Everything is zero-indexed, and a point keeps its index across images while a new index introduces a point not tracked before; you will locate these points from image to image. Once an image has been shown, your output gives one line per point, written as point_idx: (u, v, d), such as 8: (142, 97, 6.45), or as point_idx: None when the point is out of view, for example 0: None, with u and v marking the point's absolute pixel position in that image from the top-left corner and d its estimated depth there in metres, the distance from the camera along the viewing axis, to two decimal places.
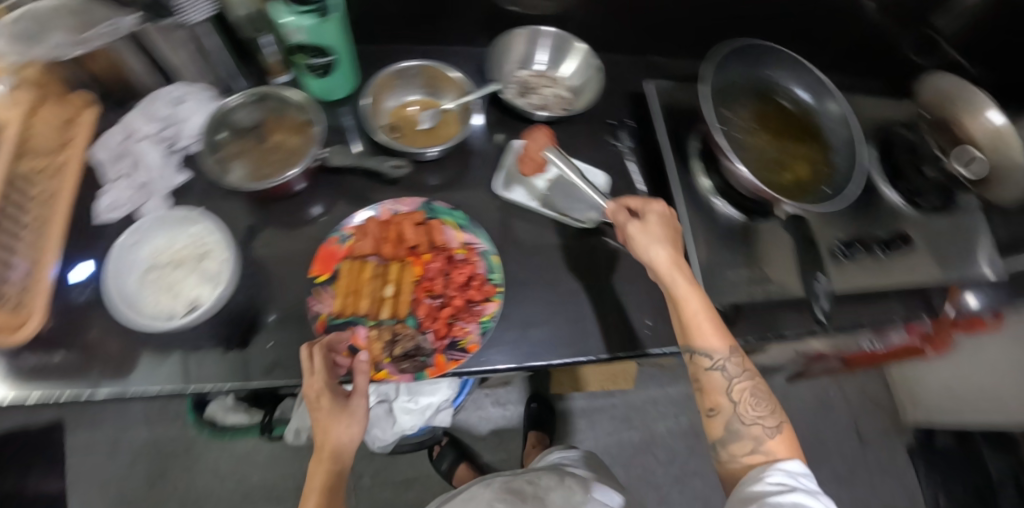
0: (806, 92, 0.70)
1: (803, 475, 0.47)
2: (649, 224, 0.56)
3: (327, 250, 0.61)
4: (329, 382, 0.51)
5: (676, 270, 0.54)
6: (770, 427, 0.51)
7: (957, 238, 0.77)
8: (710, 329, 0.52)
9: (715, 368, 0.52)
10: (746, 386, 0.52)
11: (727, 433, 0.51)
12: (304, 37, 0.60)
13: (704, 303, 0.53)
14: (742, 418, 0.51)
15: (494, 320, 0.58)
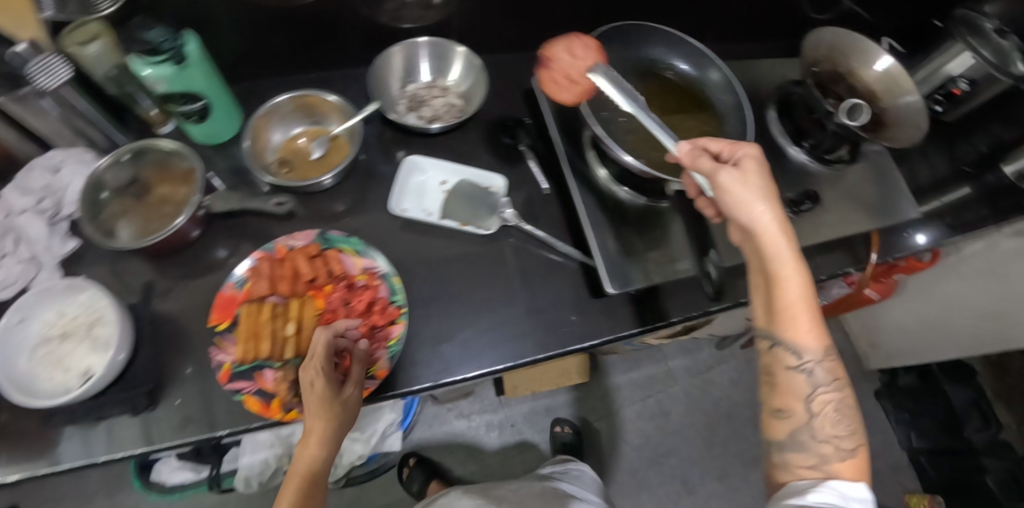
0: (687, 63, 0.70)
1: (859, 503, 0.41)
2: (751, 179, 0.48)
3: (225, 297, 0.60)
4: (330, 388, 0.48)
5: (784, 232, 0.46)
6: (847, 449, 0.44)
7: (878, 188, 0.82)
8: (806, 314, 0.46)
9: (800, 369, 0.46)
10: (830, 399, 0.46)
11: (789, 439, 0.46)
12: (170, 85, 0.59)
13: (808, 284, 0.46)
14: (814, 432, 0.45)
15: (400, 342, 0.58)
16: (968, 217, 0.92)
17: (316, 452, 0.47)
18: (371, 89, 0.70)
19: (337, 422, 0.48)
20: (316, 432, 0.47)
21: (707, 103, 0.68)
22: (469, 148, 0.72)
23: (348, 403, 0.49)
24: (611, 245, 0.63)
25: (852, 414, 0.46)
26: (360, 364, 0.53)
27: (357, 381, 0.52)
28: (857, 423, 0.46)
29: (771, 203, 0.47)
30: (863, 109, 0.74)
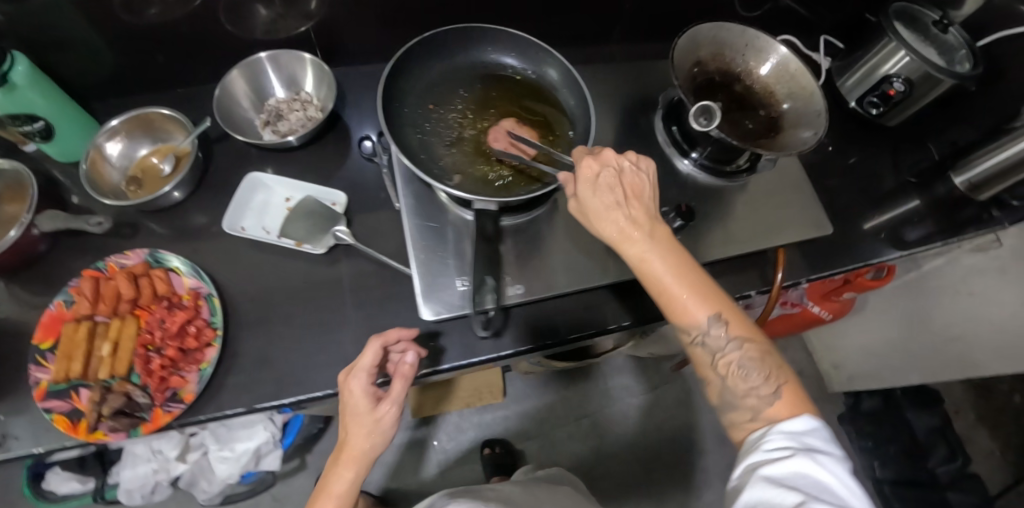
0: (516, 55, 0.61)
1: (810, 435, 0.39)
2: (593, 194, 0.48)
3: (52, 315, 0.59)
4: (366, 408, 0.49)
5: (632, 234, 0.46)
6: (767, 396, 0.42)
7: (796, 194, 0.74)
8: (686, 298, 0.45)
9: (694, 344, 0.45)
10: (732, 359, 0.44)
11: (724, 404, 0.44)
12: (3, 107, 0.58)
13: (672, 268, 0.46)
14: (731, 390, 0.44)
15: (212, 366, 0.58)
16: (909, 234, 0.83)
17: (352, 470, 0.50)
18: (216, 110, 0.67)
19: (369, 438, 0.49)
20: (354, 446, 0.49)
21: (549, 100, 0.61)
22: (326, 166, 0.71)
23: (382, 420, 0.49)
24: (439, 269, 0.58)
25: (764, 359, 0.44)
26: (400, 380, 0.50)
27: (397, 397, 0.50)
28: (773, 363, 0.44)
29: (615, 208, 0.47)
30: (715, 113, 0.65)
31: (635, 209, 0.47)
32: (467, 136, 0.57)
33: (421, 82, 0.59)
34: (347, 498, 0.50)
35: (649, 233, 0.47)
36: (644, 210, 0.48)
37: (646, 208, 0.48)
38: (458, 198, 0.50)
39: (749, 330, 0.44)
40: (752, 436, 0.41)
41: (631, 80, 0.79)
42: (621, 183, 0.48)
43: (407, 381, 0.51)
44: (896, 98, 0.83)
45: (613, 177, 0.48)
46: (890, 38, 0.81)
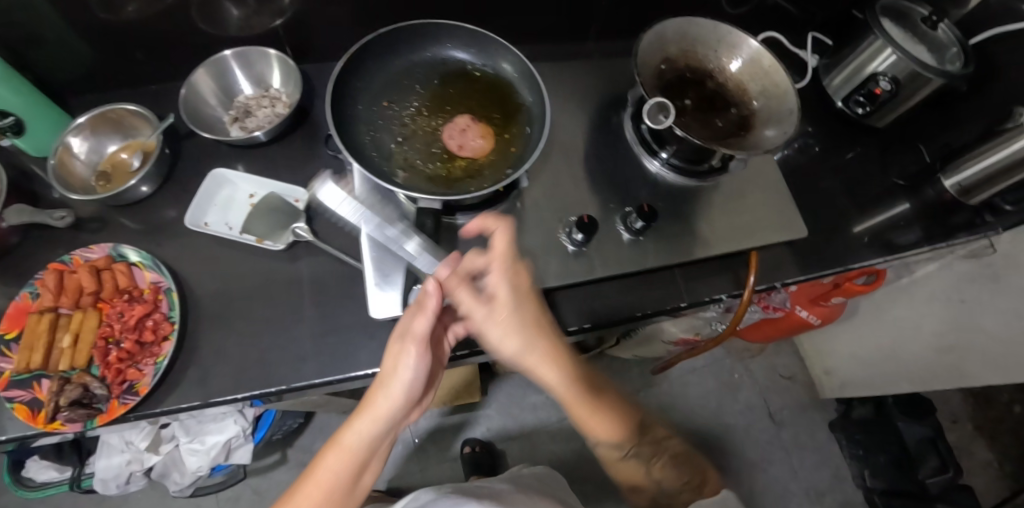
0: (471, 50, 0.63)
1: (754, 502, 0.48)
2: (496, 317, 0.51)
3: (17, 307, 0.61)
4: (395, 341, 0.50)
5: (538, 351, 0.52)
6: (666, 479, 0.54)
7: (771, 193, 0.72)
8: (585, 405, 0.54)
9: (626, 457, 0.55)
10: (660, 461, 0.55)
11: (655, 501, 0.54)
12: None
13: (572, 379, 0.53)
14: (660, 486, 0.54)
15: (167, 359, 0.58)
16: (895, 240, 0.80)
17: (366, 423, 0.49)
18: (183, 105, 0.68)
19: (387, 384, 0.49)
20: (378, 388, 0.50)
21: (505, 94, 0.62)
22: (290, 162, 0.71)
23: (400, 362, 0.49)
24: (393, 267, 0.58)
25: (658, 448, 0.56)
26: (422, 316, 0.48)
27: (417, 337, 0.48)
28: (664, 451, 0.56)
29: (517, 328, 0.51)
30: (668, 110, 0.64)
31: (536, 334, 0.52)
32: (423, 132, 0.59)
33: (379, 79, 0.60)
34: (357, 453, 0.49)
35: (551, 350, 0.53)
36: (544, 325, 0.53)
37: (545, 323, 0.53)
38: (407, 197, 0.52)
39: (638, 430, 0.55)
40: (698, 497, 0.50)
41: (605, 78, 0.78)
42: (519, 303, 0.52)
43: (428, 320, 0.48)
44: (882, 98, 0.80)
45: (499, 280, 0.51)
46: (878, 36, 0.77)
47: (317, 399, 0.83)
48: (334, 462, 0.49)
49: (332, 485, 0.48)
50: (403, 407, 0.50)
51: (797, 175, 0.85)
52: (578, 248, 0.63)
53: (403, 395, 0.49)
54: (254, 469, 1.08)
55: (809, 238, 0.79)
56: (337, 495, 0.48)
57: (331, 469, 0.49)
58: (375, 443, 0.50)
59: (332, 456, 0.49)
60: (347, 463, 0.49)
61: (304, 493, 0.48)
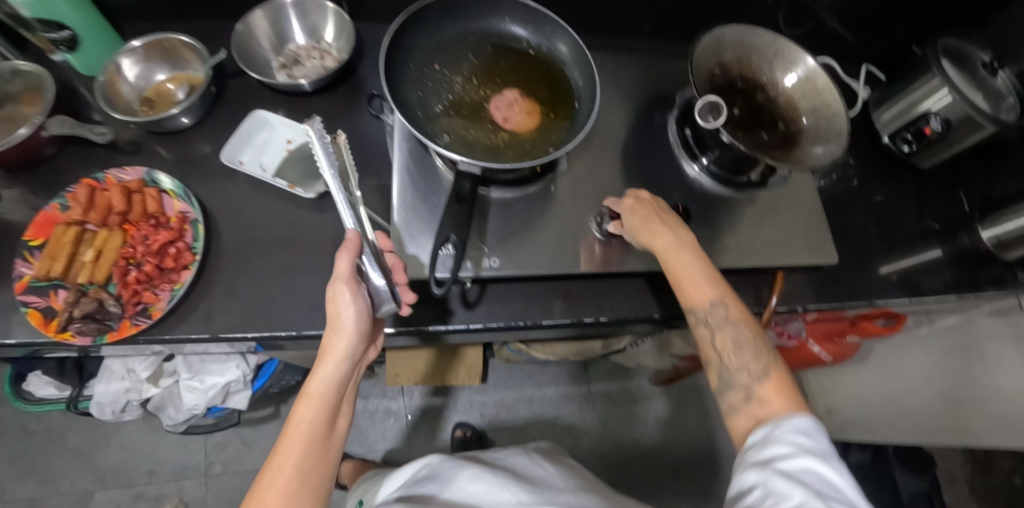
0: (528, 27, 0.62)
1: (815, 432, 0.41)
2: (630, 214, 0.56)
3: (46, 216, 0.61)
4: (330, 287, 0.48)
5: (657, 236, 0.53)
6: (757, 375, 0.47)
7: (806, 215, 0.70)
8: (695, 283, 0.51)
9: (700, 325, 0.50)
10: (728, 338, 0.48)
11: (720, 384, 0.48)
12: (34, 12, 0.59)
13: (696, 257, 0.52)
14: (727, 367, 0.48)
15: (184, 287, 0.58)
16: (924, 283, 0.78)
17: (327, 368, 0.47)
18: (235, 44, 0.68)
19: (334, 327, 0.47)
20: (328, 332, 0.48)
21: (555, 75, 0.62)
22: (330, 115, 0.72)
23: (338, 300, 0.47)
24: (418, 229, 0.57)
25: (756, 343, 0.48)
26: (346, 256, 0.46)
27: (346, 275, 0.46)
28: (763, 346, 0.48)
29: (645, 219, 0.55)
30: (722, 109, 0.62)
31: (665, 222, 0.54)
32: (470, 100, 0.59)
33: (432, 41, 0.61)
34: (326, 400, 0.46)
35: (674, 235, 0.53)
36: (665, 216, 0.55)
37: (670, 217, 0.55)
38: (445, 157, 0.51)
39: (746, 315, 0.49)
40: (752, 433, 0.44)
41: (654, 77, 0.77)
42: (653, 211, 0.56)
43: (352, 255, 0.46)
44: (930, 137, 0.78)
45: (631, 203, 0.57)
46: (936, 74, 0.74)
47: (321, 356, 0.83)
48: (306, 414, 0.45)
49: (313, 432, 0.45)
50: (359, 343, 0.48)
51: (832, 205, 0.84)
52: (606, 238, 0.62)
53: (354, 329, 0.48)
54: (247, 420, 1.10)
55: (836, 268, 0.77)
56: (318, 445, 0.45)
57: (304, 421, 0.45)
58: (341, 386, 0.48)
59: (300, 410, 0.45)
60: (319, 412, 0.46)
61: (287, 445, 0.44)
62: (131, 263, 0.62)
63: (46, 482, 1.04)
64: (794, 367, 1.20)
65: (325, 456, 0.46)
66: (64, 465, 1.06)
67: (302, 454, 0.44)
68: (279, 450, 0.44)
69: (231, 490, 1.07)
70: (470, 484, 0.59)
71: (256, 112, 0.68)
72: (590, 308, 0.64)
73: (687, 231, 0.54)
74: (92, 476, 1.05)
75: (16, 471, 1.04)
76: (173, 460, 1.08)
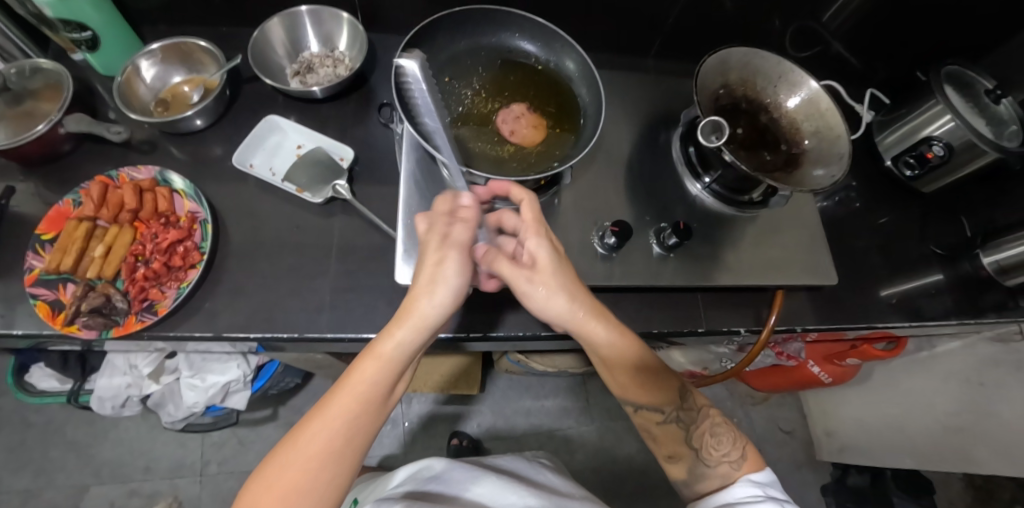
0: (536, 43, 0.64)
1: (772, 485, 0.50)
2: (549, 284, 0.52)
3: (59, 211, 0.63)
4: (433, 248, 0.50)
5: (582, 313, 0.53)
6: (736, 461, 0.51)
7: (807, 236, 0.71)
8: (653, 380, 0.55)
9: (670, 419, 0.55)
10: (704, 429, 0.54)
11: (693, 474, 0.53)
12: (57, 12, 0.61)
13: (633, 347, 0.54)
14: (705, 459, 0.52)
15: (190, 286, 0.59)
16: (924, 307, 0.79)
17: (407, 331, 0.48)
18: (252, 51, 0.70)
19: (428, 292, 0.49)
20: (414, 293, 0.49)
21: (562, 90, 0.63)
22: (340, 123, 0.73)
23: (444, 265, 0.49)
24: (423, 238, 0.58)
25: (728, 431, 0.54)
26: (465, 225, 0.51)
27: (462, 244, 0.50)
28: (732, 431, 0.54)
29: (575, 299, 0.53)
30: (726, 130, 0.63)
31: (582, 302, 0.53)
32: (477, 114, 0.60)
33: (444, 54, 0.62)
34: (394, 363, 0.48)
35: (608, 330, 0.54)
36: (591, 303, 0.54)
37: (591, 297, 0.54)
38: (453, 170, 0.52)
39: (705, 403, 0.56)
40: (724, 489, 0.50)
41: (661, 95, 0.78)
42: (567, 274, 0.54)
43: (469, 227, 0.51)
44: (932, 162, 0.78)
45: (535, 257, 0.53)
46: (939, 101, 0.75)
47: (322, 359, 0.84)
48: (371, 371, 0.47)
49: (372, 390, 0.46)
50: (445, 314, 0.50)
51: (835, 227, 0.84)
52: (609, 252, 0.63)
53: (447, 300, 0.49)
54: (245, 421, 1.10)
55: (837, 289, 0.78)
56: (371, 408, 0.47)
57: (366, 376, 0.47)
58: (413, 352, 0.49)
59: (368, 365, 0.47)
60: (383, 371, 0.47)
61: (346, 395, 0.46)
62: (140, 260, 0.63)
63: (42, 475, 1.05)
64: (793, 388, 1.19)
65: (374, 418, 0.47)
66: (61, 458, 1.06)
67: (355, 408, 0.46)
68: (332, 398, 0.46)
69: (226, 491, 1.07)
70: (474, 486, 0.62)
71: (268, 117, 0.70)
72: None
73: (614, 318, 0.55)
74: (88, 470, 1.06)
75: (14, 462, 1.05)
76: (169, 458, 1.08)
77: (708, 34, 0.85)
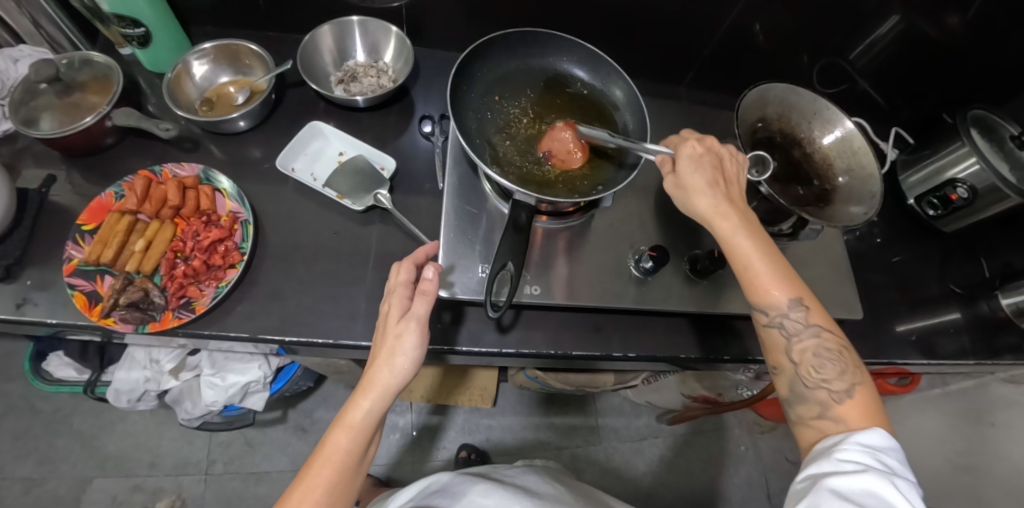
0: (586, 69, 0.67)
1: (886, 452, 0.41)
2: (693, 172, 0.53)
3: (100, 203, 0.63)
4: (393, 321, 0.48)
5: (705, 196, 0.52)
6: (839, 391, 0.46)
7: (835, 270, 0.72)
8: (771, 282, 0.49)
9: (772, 325, 0.49)
10: (808, 347, 0.48)
11: (791, 394, 0.48)
12: (114, 7, 0.62)
13: (763, 252, 0.50)
14: (805, 380, 0.48)
15: (229, 285, 0.60)
16: (943, 346, 0.79)
17: (370, 401, 0.46)
18: (299, 57, 0.72)
19: (387, 362, 0.47)
20: (372, 364, 0.47)
21: (607, 116, 0.65)
22: (380, 132, 0.74)
23: (402, 338, 0.47)
24: (464, 252, 0.60)
25: (839, 354, 0.48)
26: (424, 297, 0.49)
27: (419, 316, 0.48)
28: (847, 358, 0.47)
29: (712, 191, 0.52)
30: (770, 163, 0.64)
31: (728, 195, 0.52)
32: (523, 133, 0.62)
33: (494, 75, 0.65)
34: (362, 433, 0.46)
35: (747, 224, 0.51)
36: (741, 204, 0.53)
37: (743, 202, 0.53)
38: (504, 188, 0.53)
39: (828, 322, 0.48)
40: (822, 440, 0.45)
41: (694, 124, 0.80)
42: (719, 171, 0.54)
43: (429, 300, 0.48)
44: (955, 203, 0.79)
45: (712, 163, 0.53)
46: (965, 143, 0.76)
47: (342, 365, 0.84)
48: (342, 442, 0.45)
49: (342, 464, 0.45)
50: (408, 380, 0.48)
51: (856, 262, 0.85)
52: (642, 276, 0.63)
53: (408, 367, 0.47)
54: (255, 421, 1.10)
55: (857, 323, 0.78)
56: (345, 476, 0.45)
57: (339, 449, 0.45)
58: (380, 418, 0.47)
59: (337, 438, 0.45)
60: (354, 443, 0.45)
61: (318, 471, 0.44)
62: (178, 257, 0.64)
63: (46, 463, 1.04)
64: None
65: (349, 487, 0.45)
66: (67, 448, 1.05)
67: (328, 483, 0.44)
68: (306, 477, 0.44)
69: (229, 491, 1.06)
70: (480, 497, 0.62)
71: (312, 122, 0.71)
72: (619, 341, 0.65)
73: (755, 221, 0.52)
74: (92, 462, 1.05)
75: (19, 450, 1.04)
76: (174, 454, 1.07)
77: (740, 67, 0.87)
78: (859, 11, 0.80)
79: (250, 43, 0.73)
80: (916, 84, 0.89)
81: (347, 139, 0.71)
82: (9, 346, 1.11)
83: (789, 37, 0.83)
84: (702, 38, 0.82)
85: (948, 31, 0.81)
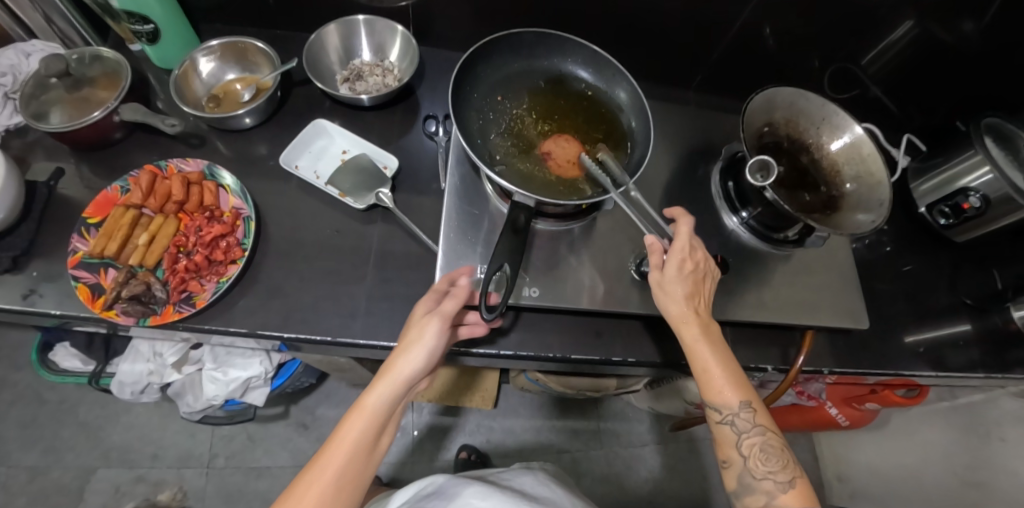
0: (591, 71, 0.66)
1: None
2: (672, 272, 0.53)
3: (106, 197, 0.64)
4: (421, 316, 0.50)
5: (675, 300, 0.53)
6: (783, 482, 0.47)
7: (842, 278, 0.71)
8: (723, 382, 0.50)
9: (724, 422, 0.50)
10: (755, 443, 0.49)
11: (740, 486, 0.49)
12: (123, 3, 0.63)
13: (718, 356, 0.51)
14: (752, 472, 0.48)
15: (230, 280, 0.60)
16: (951, 359, 0.77)
17: (387, 386, 0.47)
18: (305, 55, 0.72)
19: (406, 351, 0.48)
20: (394, 351, 0.48)
21: (611, 118, 0.65)
22: (383, 131, 0.75)
23: (424, 331, 0.48)
24: (464, 253, 0.59)
25: (782, 450, 0.49)
26: (455, 299, 0.51)
27: (446, 313, 0.49)
28: (788, 454, 0.49)
29: (679, 295, 0.53)
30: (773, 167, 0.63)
31: (695, 299, 0.53)
32: (525, 134, 0.62)
33: (497, 76, 0.65)
34: (379, 417, 0.46)
35: (706, 330, 0.52)
36: (705, 309, 0.54)
37: (706, 308, 0.54)
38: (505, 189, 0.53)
39: (770, 421, 0.50)
40: None
41: (700, 127, 0.79)
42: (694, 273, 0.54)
43: (460, 301, 0.50)
44: (967, 213, 0.77)
45: (692, 265, 0.54)
46: (979, 151, 0.75)
47: (343, 363, 0.84)
48: (357, 427, 0.46)
49: (356, 447, 0.45)
50: (424, 372, 0.48)
51: (864, 271, 0.84)
52: (643, 280, 0.62)
53: (427, 359, 0.48)
54: (257, 416, 1.11)
55: (865, 334, 0.77)
56: (357, 460, 0.45)
57: (352, 433, 0.45)
58: (394, 407, 0.48)
59: (354, 421, 0.46)
60: (368, 427, 0.46)
61: (331, 454, 0.45)
62: (181, 251, 0.64)
63: (51, 452, 1.05)
64: (807, 428, 1.17)
65: (359, 475, 0.46)
66: (72, 438, 1.07)
67: (343, 464, 0.44)
68: (323, 456, 0.45)
69: (230, 485, 1.06)
70: (477, 500, 0.61)
71: (317, 120, 0.72)
72: (619, 345, 0.64)
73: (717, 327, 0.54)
74: (97, 452, 1.06)
75: (25, 439, 1.06)
76: (177, 447, 1.08)
77: (748, 71, 0.86)
78: (872, 15, 0.79)
79: (257, 41, 0.73)
80: (929, 91, 0.88)
81: (350, 137, 0.71)
82: (18, 335, 1.13)
83: (800, 40, 0.82)
84: (711, 40, 0.81)
85: (962, 38, 0.79)
